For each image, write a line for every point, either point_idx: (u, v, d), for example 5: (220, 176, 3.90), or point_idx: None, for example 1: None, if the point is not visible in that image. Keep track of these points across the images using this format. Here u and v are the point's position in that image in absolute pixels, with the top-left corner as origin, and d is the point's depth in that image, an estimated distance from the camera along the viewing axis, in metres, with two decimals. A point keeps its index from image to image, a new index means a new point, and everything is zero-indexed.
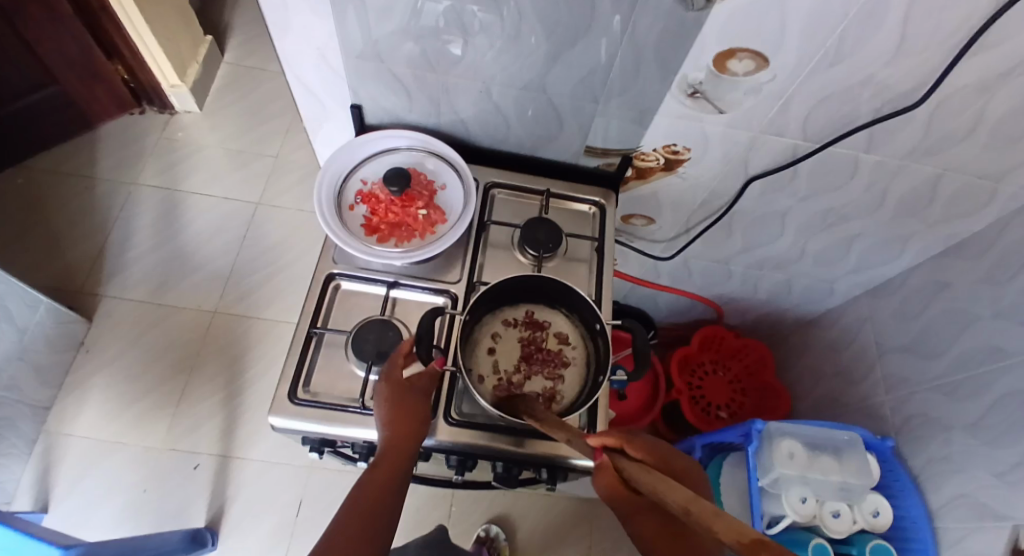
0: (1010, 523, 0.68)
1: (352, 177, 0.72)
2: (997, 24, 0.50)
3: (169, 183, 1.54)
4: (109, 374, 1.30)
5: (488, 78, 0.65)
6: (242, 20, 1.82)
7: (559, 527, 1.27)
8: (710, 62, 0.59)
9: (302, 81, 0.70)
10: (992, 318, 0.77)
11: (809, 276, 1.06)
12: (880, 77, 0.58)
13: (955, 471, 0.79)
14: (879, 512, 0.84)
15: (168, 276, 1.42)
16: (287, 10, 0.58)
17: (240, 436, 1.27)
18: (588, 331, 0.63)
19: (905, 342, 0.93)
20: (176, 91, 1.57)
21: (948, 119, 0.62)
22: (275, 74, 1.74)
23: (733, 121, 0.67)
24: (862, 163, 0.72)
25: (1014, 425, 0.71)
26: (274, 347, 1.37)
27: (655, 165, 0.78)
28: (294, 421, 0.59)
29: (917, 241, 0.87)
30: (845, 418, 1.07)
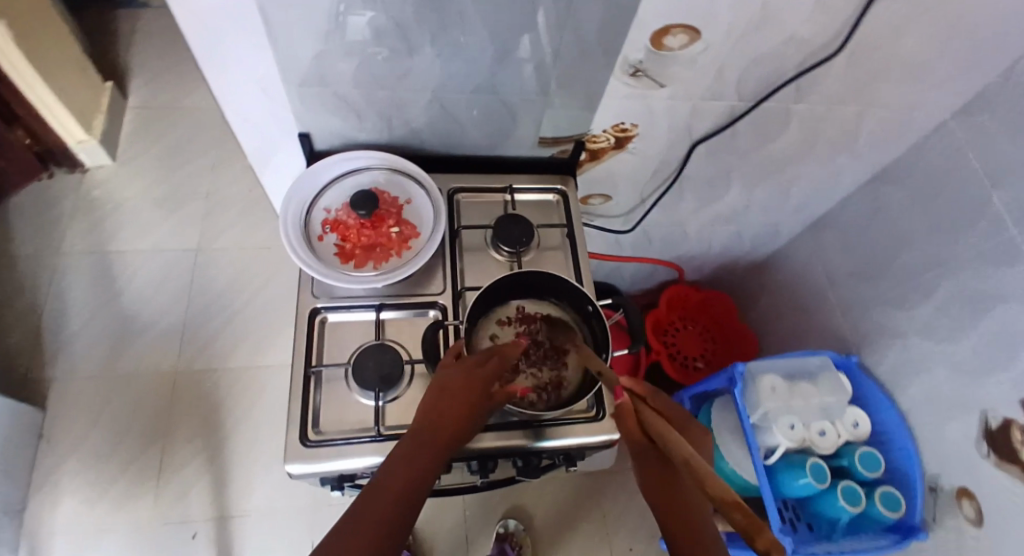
0: (976, 410, 0.78)
1: (315, 207, 0.70)
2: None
3: (97, 246, 1.43)
4: (79, 460, 1.21)
5: (437, 86, 0.66)
6: (138, 59, 1.70)
7: (573, 506, 1.31)
8: (647, 41, 0.62)
9: (244, 119, 0.68)
10: (924, 232, 0.86)
11: (757, 224, 1.13)
12: (800, 34, 0.63)
13: (918, 373, 0.88)
14: (858, 422, 0.92)
15: (119, 344, 1.33)
16: (221, 46, 0.56)
17: (234, 493, 1.22)
18: (580, 315, 0.65)
19: (852, 267, 1.02)
20: (84, 146, 1.46)
21: (862, 62, 0.69)
22: (189, 111, 1.64)
23: (674, 93, 0.71)
24: (793, 113, 0.78)
25: (960, 323, 0.80)
26: (250, 394, 1.32)
27: (606, 146, 0.81)
28: (312, 465, 0.58)
29: (846, 174, 0.95)
30: (810, 346, 1.16)
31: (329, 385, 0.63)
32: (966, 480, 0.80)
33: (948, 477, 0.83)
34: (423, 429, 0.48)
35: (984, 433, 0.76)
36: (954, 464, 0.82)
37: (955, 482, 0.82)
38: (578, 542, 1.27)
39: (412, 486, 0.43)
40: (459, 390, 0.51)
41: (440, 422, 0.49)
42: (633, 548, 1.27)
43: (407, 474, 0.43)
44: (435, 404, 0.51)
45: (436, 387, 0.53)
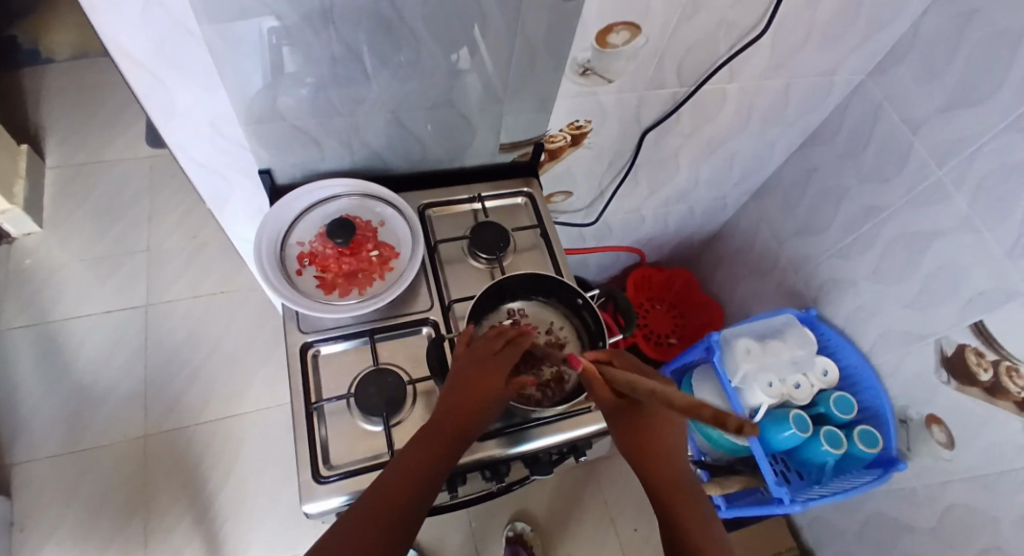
0: (932, 339, 0.86)
1: (288, 242, 0.69)
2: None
3: (35, 318, 1.33)
4: (57, 546, 1.13)
5: (396, 105, 0.66)
6: (47, 115, 1.59)
7: (576, 496, 1.33)
8: (592, 41, 0.65)
9: (199, 163, 0.66)
10: (858, 185, 0.95)
11: (706, 199, 1.20)
12: (730, 19, 0.68)
13: (873, 314, 0.96)
14: (828, 371, 1.00)
15: (77, 418, 1.24)
16: (169, 92, 0.54)
17: (231, 550, 1.16)
18: (570, 309, 0.68)
19: (797, 227, 1.10)
20: (11, 216, 1.36)
21: (784, 38, 0.75)
22: (114, 162, 1.56)
23: (621, 87, 0.75)
24: (729, 93, 0.84)
25: (904, 261, 0.89)
26: (231, 445, 1.26)
27: (563, 144, 0.85)
28: (327, 502, 0.57)
29: (780, 142, 1.03)
30: (771, 305, 1.24)
31: (336, 418, 0.63)
32: (932, 403, 0.88)
33: (915, 403, 0.92)
34: (438, 416, 0.52)
35: (943, 361, 0.85)
36: (918, 390, 0.90)
37: (924, 411, 0.90)
38: (587, 531, 1.30)
39: (413, 483, 0.47)
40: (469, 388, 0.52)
41: (455, 410, 0.51)
42: (639, 527, 1.31)
43: (410, 470, 0.48)
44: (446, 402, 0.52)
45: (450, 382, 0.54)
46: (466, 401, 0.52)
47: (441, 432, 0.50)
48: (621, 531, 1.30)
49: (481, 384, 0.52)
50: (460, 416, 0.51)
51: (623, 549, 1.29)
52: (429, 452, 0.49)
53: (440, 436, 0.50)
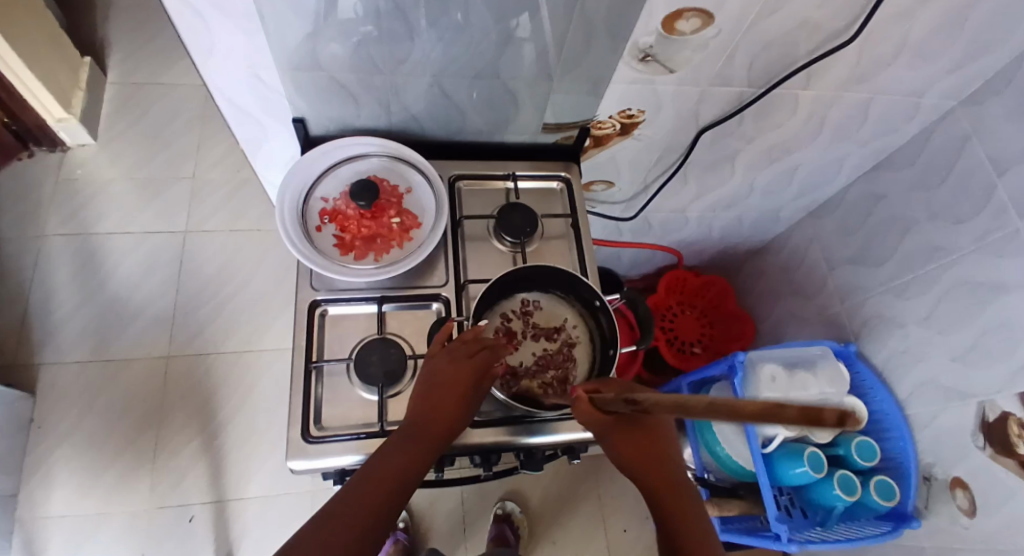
0: (975, 401, 0.79)
1: (312, 196, 0.68)
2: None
3: (81, 228, 1.39)
4: (72, 444, 1.21)
5: (438, 70, 0.63)
6: (115, 31, 1.63)
7: (569, 486, 1.33)
8: (658, 25, 0.59)
9: (235, 104, 0.64)
10: (928, 221, 0.86)
11: (757, 210, 1.12)
12: (814, 18, 0.61)
13: (917, 361, 0.89)
14: (856, 412, 0.93)
15: (108, 328, 1.30)
16: (212, 31, 0.52)
17: (230, 478, 1.21)
18: (587, 309, 0.64)
19: (851, 254, 1.02)
20: (64, 124, 1.40)
21: (876, 46, 0.67)
22: (171, 87, 1.58)
23: (682, 78, 0.69)
24: (801, 100, 0.76)
25: (962, 313, 0.81)
26: (245, 380, 1.30)
27: (611, 132, 0.79)
28: (312, 462, 0.57)
29: (851, 161, 0.94)
30: (806, 331, 1.16)
31: (334, 379, 0.62)
32: (960, 466, 0.82)
33: (941, 463, 0.85)
34: (410, 424, 0.52)
35: (982, 425, 0.78)
36: (949, 451, 0.84)
37: (949, 472, 0.84)
38: (575, 523, 1.29)
39: (392, 485, 0.47)
40: (449, 382, 0.54)
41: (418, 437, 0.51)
42: (628, 529, 1.30)
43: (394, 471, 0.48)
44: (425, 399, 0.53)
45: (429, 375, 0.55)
46: (434, 425, 0.52)
47: (405, 458, 0.49)
48: (610, 529, 1.30)
49: (456, 386, 0.54)
50: (424, 441, 0.51)
51: (608, 547, 1.28)
52: (395, 475, 0.48)
53: (408, 452, 0.50)
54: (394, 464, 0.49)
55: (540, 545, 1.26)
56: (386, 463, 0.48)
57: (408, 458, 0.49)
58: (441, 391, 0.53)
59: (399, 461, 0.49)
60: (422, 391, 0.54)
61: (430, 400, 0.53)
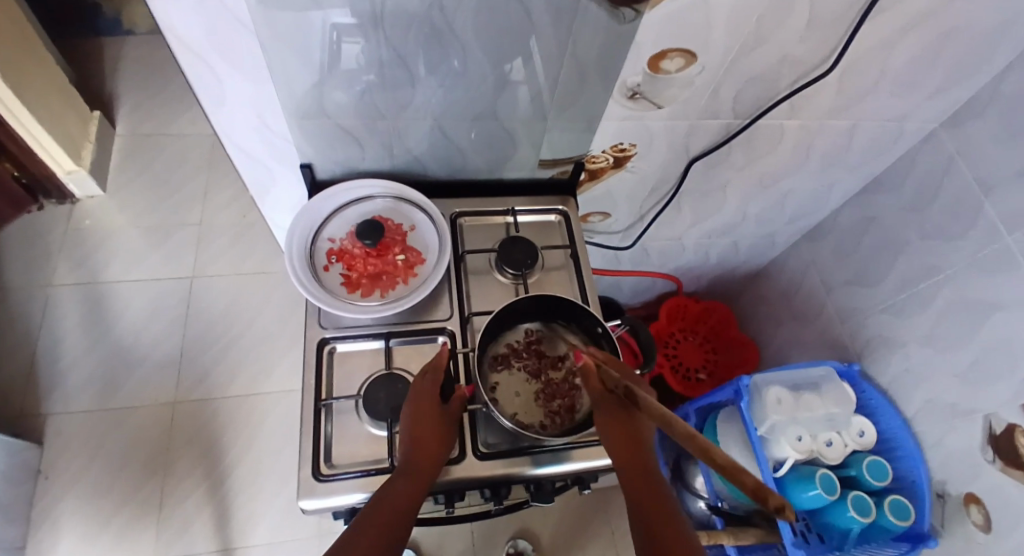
0: (981, 416, 0.79)
1: (320, 237, 0.70)
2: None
3: (88, 276, 1.41)
4: (74, 494, 1.19)
5: (439, 114, 0.66)
6: (127, 87, 1.70)
7: (580, 522, 1.30)
8: (645, 65, 0.63)
9: (245, 152, 0.68)
10: (919, 239, 0.88)
11: (753, 235, 1.15)
12: (794, 54, 0.65)
13: (921, 378, 0.89)
14: (864, 432, 0.93)
15: (114, 375, 1.31)
16: (223, 82, 0.56)
17: (234, 525, 1.19)
18: (590, 336, 0.66)
19: (848, 275, 1.04)
20: (73, 176, 1.45)
21: (853, 76, 0.71)
22: (180, 138, 1.64)
23: (671, 113, 0.72)
24: (786, 129, 0.80)
25: (961, 328, 0.82)
26: (251, 422, 1.30)
27: (605, 166, 0.82)
28: (322, 501, 0.57)
29: (840, 184, 0.97)
30: (810, 352, 1.17)
31: (342, 416, 0.63)
32: (972, 483, 0.81)
33: (954, 481, 0.84)
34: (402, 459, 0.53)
35: (990, 440, 0.78)
36: (961, 468, 0.83)
37: (962, 490, 0.83)
38: None
39: (394, 524, 0.47)
40: (431, 416, 0.56)
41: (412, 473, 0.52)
42: None
43: (394, 506, 0.49)
44: (412, 433, 0.55)
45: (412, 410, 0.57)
46: (423, 458, 0.53)
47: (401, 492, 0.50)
48: None
49: (438, 419, 0.56)
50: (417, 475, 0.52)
51: None
52: (397, 509, 0.49)
53: (403, 488, 0.50)
54: (395, 501, 0.49)
55: None
56: (389, 500, 0.49)
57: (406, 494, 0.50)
58: (422, 421, 0.55)
59: (399, 495, 0.50)
60: (406, 425, 0.56)
61: (415, 433, 0.54)
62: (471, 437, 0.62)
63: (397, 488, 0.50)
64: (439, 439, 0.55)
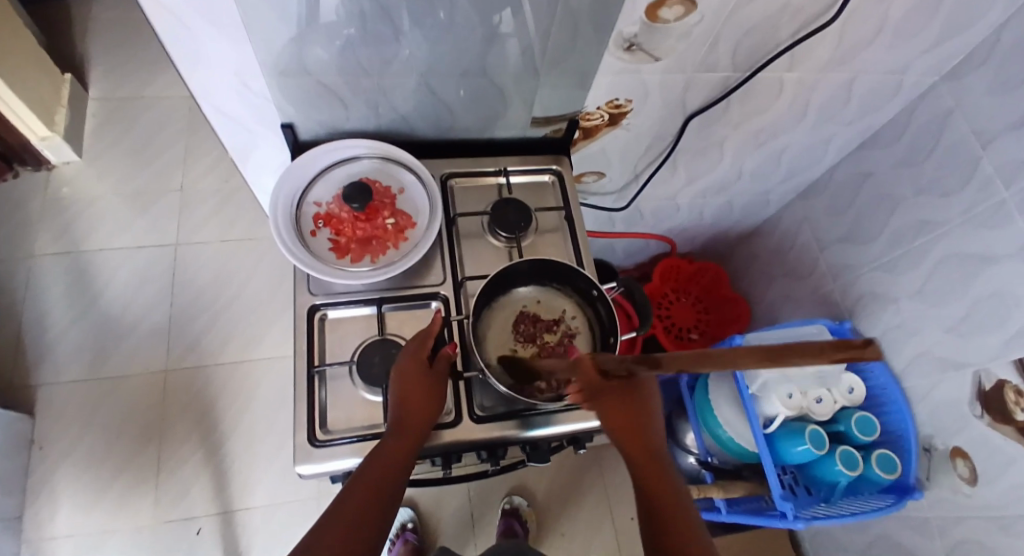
0: (970, 370, 0.80)
1: (305, 201, 0.68)
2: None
3: (69, 245, 1.37)
4: (73, 464, 1.20)
5: (426, 69, 0.63)
6: (93, 45, 1.61)
7: (574, 478, 1.34)
8: (642, 14, 0.59)
9: (222, 112, 0.64)
10: (915, 196, 0.87)
11: (748, 194, 1.13)
12: (796, 2, 0.62)
13: (911, 335, 0.90)
14: (854, 388, 0.94)
15: (103, 346, 1.29)
16: (194, 38, 0.52)
17: (236, 488, 1.21)
18: (585, 299, 0.65)
19: (842, 233, 1.03)
20: (48, 143, 1.39)
21: (857, 25, 0.68)
22: (154, 100, 1.57)
23: (668, 67, 0.69)
24: (786, 82, 0.77)
25: (953, 285, 0.82)
26: (246, 389, 1.30)
27: (599, 123, 0.80)
28: (319, 466, 0.57)
29: (838, 140, 0.95)
30: (801, 311, 1.18)
31: (336, 383, 0.62)
32: (959, 435, 0.83)
33: (940, 433, 0.87)
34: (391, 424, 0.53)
35: (979, 395, 0.79)
36: (947, 421, 0.85)
37: (949, 442, 0.85)
38: (582, 514, 1.30)
39: (382, 490, 0.48)
40: (418, 380, 0.55)
41: (401, 433, 0.52)
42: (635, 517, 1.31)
43: (384, 472, 0.49)
44: (400, 398, 0.54)
45: (400, 376, 0.56)
46: (412, 422, 0.53)
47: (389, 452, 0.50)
48: (617, 517, 1.31)
49: (426, 384, 0.55)
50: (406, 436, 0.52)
51: (616, 535, 1.29)
52: (385, 469, 0.49)
53: (392, 448, 0.51)
54: (384, 460, 0.50)
55: (549, 538, 1.27)
56: (379, 458, 0.50)
57: (395, 454, 0.50)
58: (411, 386, 0.55)
59: (389, 456, 0.50)
60: (395, 391, 0.55)
61: (404, 395, 0.54)
62: (467, 402, 0.62)
63: (386, 448, 0.51)
64: (428, 403, 0.54)
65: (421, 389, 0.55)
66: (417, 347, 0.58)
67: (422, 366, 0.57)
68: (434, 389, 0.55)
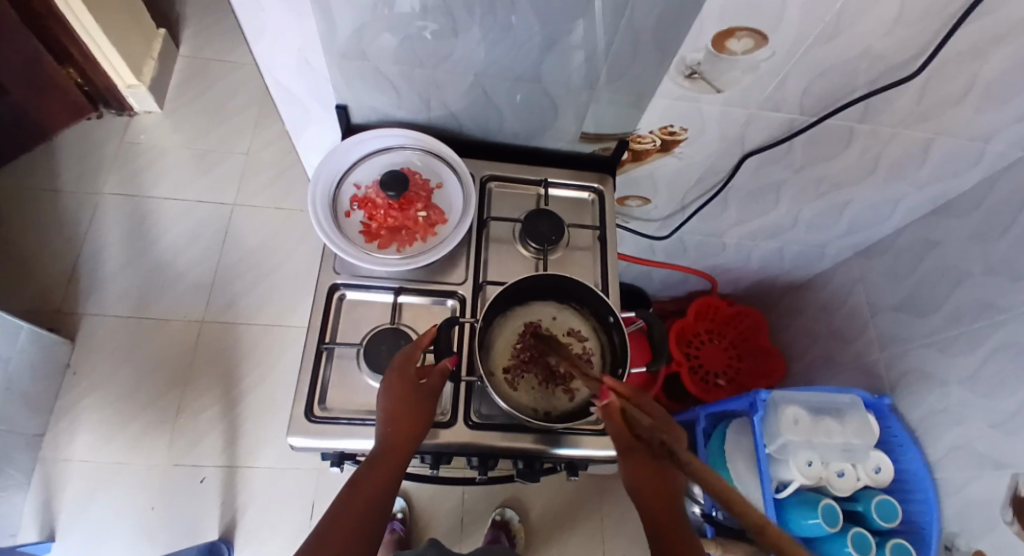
0: (1010, 472, 0.73)
1: (345, 182, 0.69)
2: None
3: (135, 191, 1.47)
4: (101, 393, 1.27)
5: (481, 71, 0.63)
6: (192, 7, 1.71)
7: (572, 502, 1.30)
8: (708, 42, 0.57)
9: (283, 86, 0.66)
10: (983, 274, 0.80)
11: (801, 244, 1.07)
12: (876, 49, 0.58)
13: (954, 423, 0.83)
14: (881, 468, 0.87)
15: (149, 289, 1.37)
16: (264, 13, 0.54)
17: (243, 446, 1.26)
18: (601, 323, 0.63)
19: (897, 301, 0.96)
20: (133, 91, 1.49)
21: (942, 84, 0.63)
22: (237, 67, 1.66)
23: (729, 100, 0.66)
24: (856, 133, 0.72)
25: (1009, 379, 0.74)
26: (270, 352, 1.35)
27: (650, 147, 0.77)
28: (312, 441, 0.58)
29: (907, 202, 0.89)
30: (839, 376, 1.10)
31: (342, 363, 0.63)
32: (985, 538, 0.76)
33: (968, 534, 0.79)
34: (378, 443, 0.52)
35: (1014, 501, 0.72)
36: (977, 522, 0.77)
37: (974, 546, 0.78)
38: (573, 541, 1.27)
39: (368, 512, 0.48)
40: (407, 401, 0.54)
41: (388, 453, 0.52)
42: None
43: (371, 492, 0.49)
44: (388, 417, 0.53)
45: (391, 395, 0.54)
46: (398, 440, 0.52)
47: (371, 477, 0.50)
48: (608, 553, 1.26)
49: (414, 407, 0.54)
50: (388, 459, 0.51)
51: None
52: (373, 492, 0.49)
53: (379, 472, 0.50)
54: (371, 484, 0.50)
55: None
56: (365, 482, 0.50)
57: (380, 479, 0.50)
58: (400, 400, 0.54)
59: (376, 478, 0.50)
60: (383, 407, 0.54)
61: (393, 416, 0.53)
62: (465, 406, 0.61)
63: (368, 472, 0.50)
64: (417, 421, 0.54)
65: (409, 405, 0.54)
66: (407, 361, 0.57)
67: (415, 380, 0.56)
68: (421, 405, 0.54)
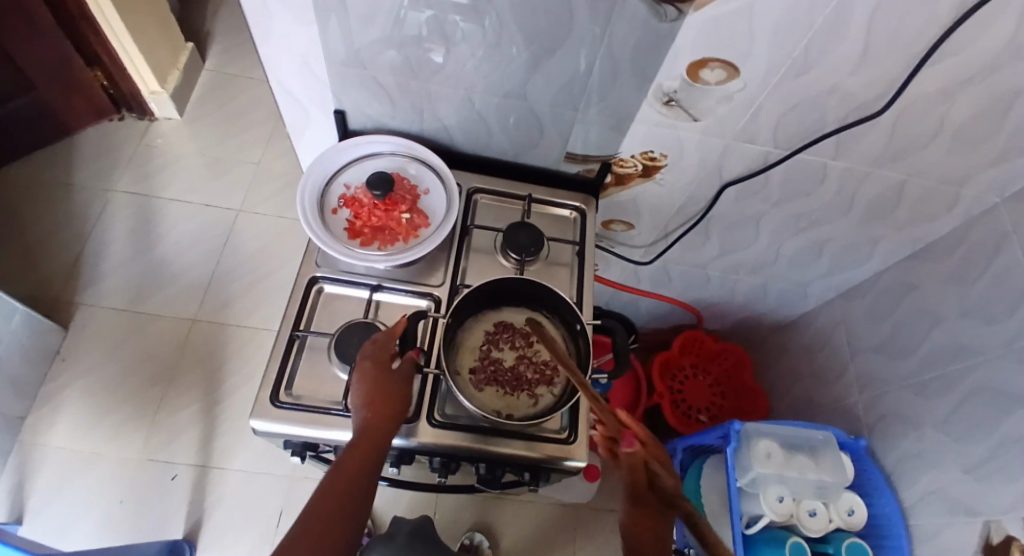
0: (981, 519, 0.71)
1: (335, 181, 0.72)
2: (960, 32, 0.53)
3: (145, 190, 1.52)
4: (84, 382, 1.28)
5: (471, 86, 0.67)
6: (222, 26, 1.82)
7: (545, 531, 1.27)
8: (683, 71, 0.61)
9: (285, 87, 0.71)
10: (958, 318, 0.80)
11: (784, 281, 1.09)
12: (845, 87, 0.61)
13: (929, 467, 0.81)
14: (854, 511, 0.86)
15: (146, 284, 1.40)
16: (270, 15, 0.59)
17: (218, 447, 1.25)
18: (569, 331, 0.65)
19: (876, 343, 0.96)
20: (156, 97, 1.56)
21: (909, 127, 0.66)
22: (257, 82, 1.74)
23: (706, 129, 0.70)
24: (830, 170, 0.75)
25: (980, 422, 0.74)
26: (256, 356, 1.36)
27: (633, 172, 0.80)
28: (275, 425, 0.59)
29: (885, 244, 0.91)
30: (820, 417, 1.09)
31: (313, 353, 0.65)
32: None
33: None
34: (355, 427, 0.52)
35: (986, 549, 0.70)
36: None
37: None
38: None
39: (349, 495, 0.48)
40: (382, 384, 0.54)
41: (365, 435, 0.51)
42: None
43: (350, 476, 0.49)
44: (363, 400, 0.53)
45: (366, 379, 0.54)
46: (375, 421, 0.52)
47: (349, 462, 0.49)
48: None
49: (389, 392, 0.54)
50: (369, 442, 0.51)
51: None
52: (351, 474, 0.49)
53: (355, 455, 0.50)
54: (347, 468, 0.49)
55: None
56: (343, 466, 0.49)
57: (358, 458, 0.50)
58: (374, 382, 0.54)
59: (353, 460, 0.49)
60: (358, 391, 0.54)
61: (366, 397, 0.53)
62: (429, 405, 0.62)
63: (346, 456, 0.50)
64: (394, 402, 0.54)
65: (386, 386, 0.54)
66: (378, 347, 0.57)
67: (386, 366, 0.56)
68: (395, 389, 0.54)
